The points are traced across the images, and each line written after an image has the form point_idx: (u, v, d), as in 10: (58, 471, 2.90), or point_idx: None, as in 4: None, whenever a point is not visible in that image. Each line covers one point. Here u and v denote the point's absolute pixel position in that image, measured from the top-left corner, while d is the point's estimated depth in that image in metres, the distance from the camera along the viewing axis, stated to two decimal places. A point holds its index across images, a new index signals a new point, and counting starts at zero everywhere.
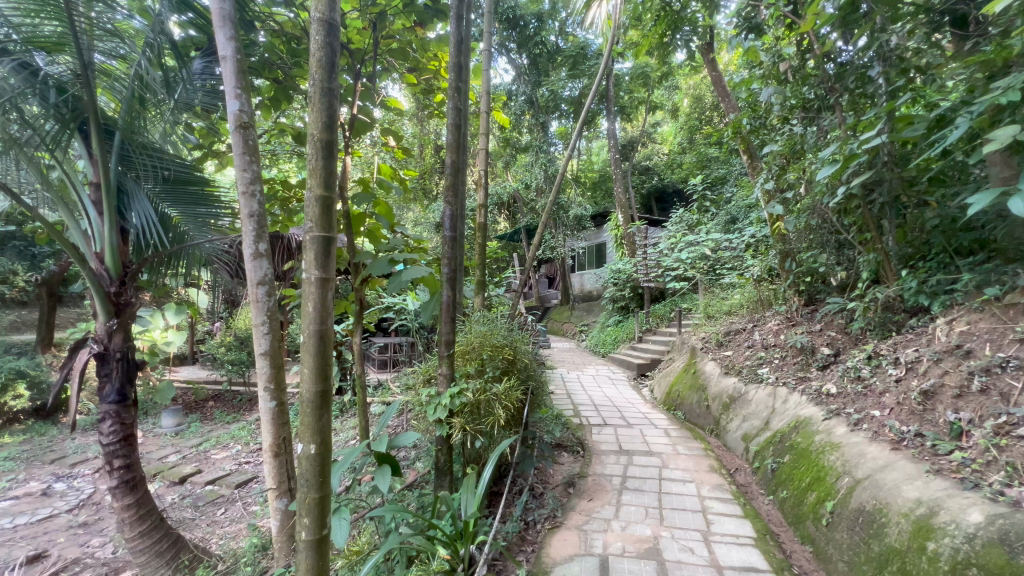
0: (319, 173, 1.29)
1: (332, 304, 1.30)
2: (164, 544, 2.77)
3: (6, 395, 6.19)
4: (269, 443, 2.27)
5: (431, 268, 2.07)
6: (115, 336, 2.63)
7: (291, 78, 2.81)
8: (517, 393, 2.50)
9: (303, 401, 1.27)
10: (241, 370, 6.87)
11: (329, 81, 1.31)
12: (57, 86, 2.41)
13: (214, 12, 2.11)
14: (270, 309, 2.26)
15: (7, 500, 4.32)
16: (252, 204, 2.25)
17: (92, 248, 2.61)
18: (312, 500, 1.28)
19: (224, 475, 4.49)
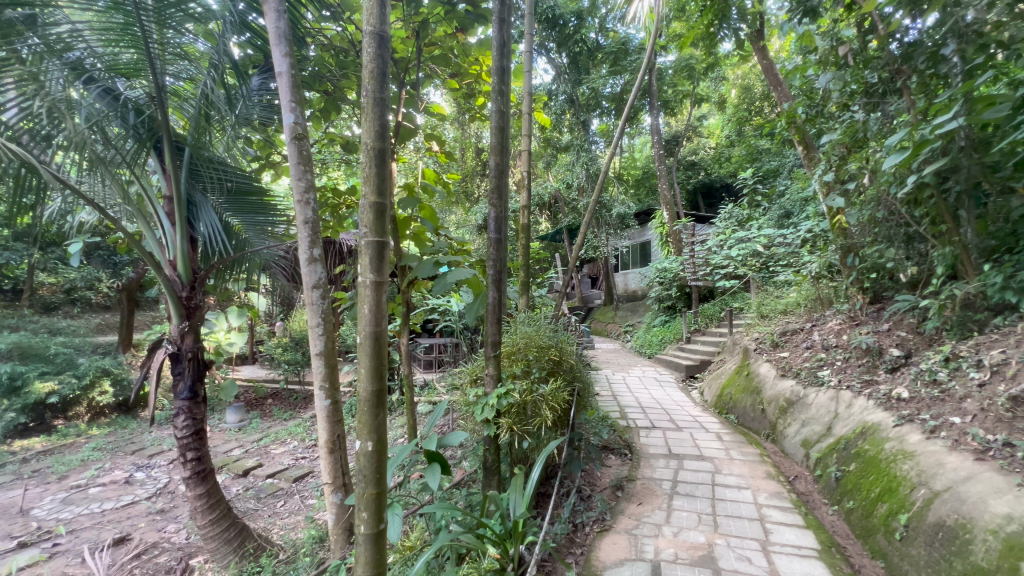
0: (372, 180, 1.33)
1: (386, 304, 1.35)
2: (231, 533, 2.96)
3: (94, 391, 6.83)
4: (324, 439, 2.38)
5: (475, 269, 2.09)
6: (187, 337, 2.83)
7: (339, 90, 2.95)
8: (563, 394, 2.50)
9: (360, 399, 1.32)
10: (297, 369, 7.24)
11: (381, 91, 1.36)
12: (135, 109, 2.67)
13: (270, 30, 2.23)
14: (324, 311, 2.36)
15: (96, 487, 4.75)
16: (307, 211, 2.36)
17: (166, 256, 2.81)
18: (370, 495, 1.33)
19: (283, 469, 4.74)
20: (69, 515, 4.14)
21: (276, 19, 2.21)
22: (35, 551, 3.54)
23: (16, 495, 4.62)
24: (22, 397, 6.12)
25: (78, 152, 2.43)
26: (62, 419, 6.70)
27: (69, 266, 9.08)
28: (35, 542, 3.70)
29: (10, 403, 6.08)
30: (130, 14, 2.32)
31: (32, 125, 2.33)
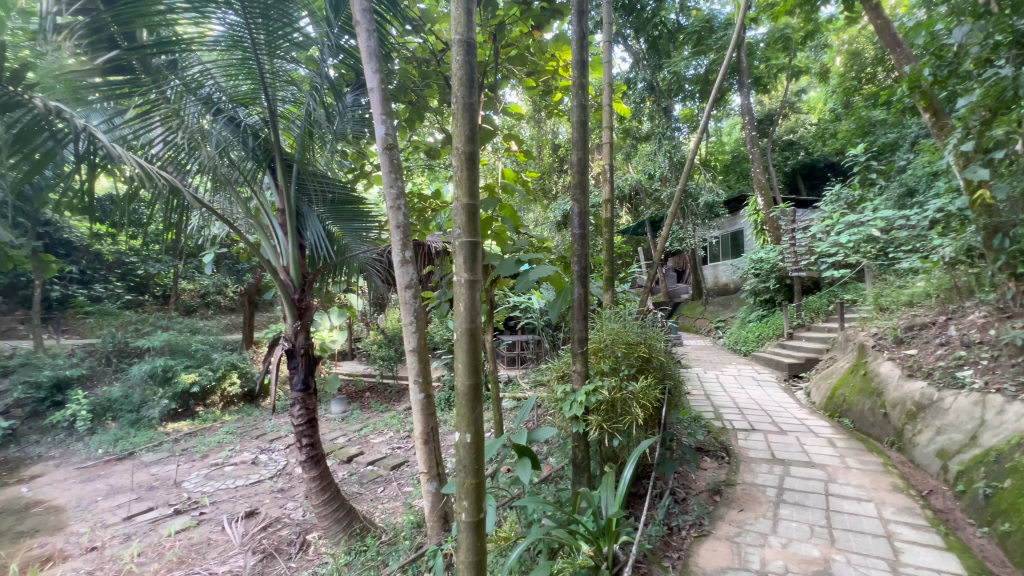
0: (465, 183, 1.39)
1: (480, 303, 1.40)
2: (340, 513, 3.25)
3: (225, 382, 7.83)
4: (420, 430, 2.52)
5: (556, 266, 2.08)
6: (299, 335, 3.13)
7: (422, 99, 3.12)
8: (654, 392, 2.42)
9: (458, 392, 1.38)
10: (391, 364, 7.75)
11: (470, 96, 1.41)
12: (253, 133, 3.02)
13: (362, 49, 2.39)
14: (417, 310, 2.49)
15: (230, 466, 5.45)
16: (399, 217, 2.51)
17: (281, 262, 3.15)
18: (469, 485, 1.38)
19: (382, 457, 5.11)
20: (210, 489, 4.80)
21: (367, 39, 2.37)
22: (187, 517, 4.15)
23: (171, 469, 5.46)
24: (173, 386, 7.20)
25: (209, 174, 2.79)
26: (201, 405, 7.69)
27: (203, 275, 10.51)
28: (187, 510, 4.34)
29: (164, 392, 7.15)
30: (248, 51, 2.60)
31: (174, 155, 2.71)
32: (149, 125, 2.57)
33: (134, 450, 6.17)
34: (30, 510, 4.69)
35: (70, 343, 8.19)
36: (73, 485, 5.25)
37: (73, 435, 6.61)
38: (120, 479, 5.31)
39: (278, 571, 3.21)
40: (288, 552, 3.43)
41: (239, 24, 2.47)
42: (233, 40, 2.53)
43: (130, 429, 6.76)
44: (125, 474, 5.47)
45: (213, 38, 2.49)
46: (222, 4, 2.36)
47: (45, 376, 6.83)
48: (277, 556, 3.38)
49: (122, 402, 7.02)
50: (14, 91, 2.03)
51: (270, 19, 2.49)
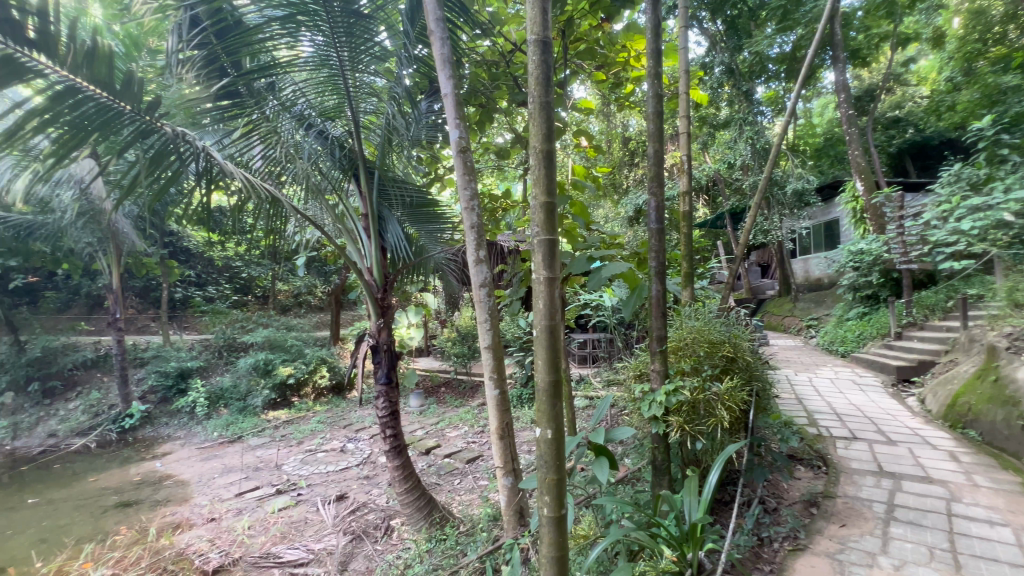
0: (542, 180, 1.39)
1: (559, 300, 1.40)
2: (421, 502, 3.41)
3: (316, 375, 8.44)
4: (496, 426, 2.58)
5: (631, 263, 2.03)
6: (382, 332, 3.32)
7: (492, 101, 3.19)
8: (741, 395, 2.28)
9: (538, 389, 1.40)
10: (465, 361, 7.99)
11: (547, 94, 1.42)
12: (340, 145, 3.26)
13: (437, 57, 2.48)
14: (491, 308, 2.55)
15: (321, 453, 5.92)
16: (473, 217, 2.58)
17: (365, 263, 3.35)
18: (550, 480, 1.40)
19: (458, 450, 5.29)
20: (306, 473, 5.25)
21: (441, 46, 2.45)
22: (287, 497, 4.58)
23: (273, 453, 6.04)
24: (273, 377, 7.96)
25: (302, 184, 3.04)
26: (296, 396, 8.28)
27: (295, 277, 11.49)
28: (287, 490, 4.78)
29: (265, 382, 7.91)
30: (334, 69, 2.79)
31: (272, 169, 2.99)
32: (251, 143, 2.86)
33: (243, 434, 6.89)
34: (163, 482, 5.42)
35: (190, 338, 9.33)
36: (195, 463, 5.99)
37: (194, 419, 7.52)
38: (232, 460, 5.97)
39: (366, 552, 3.43)
40: (375, 535, 3.66)
41: (327, 45, 2.66)
42: (322, 60, 2.72)
43: (238, 415, 7.56)
44: (235, 455, 6.14)
45: (304, 58, 2.69)
46: (311, 26, 2.55)
47: (172, 367, 7.92)
48: (365, 538, 3.62)
49: (232, 391, 7.87)
50: (149, 119, 2.35)
51: (353, 36, 2.64)
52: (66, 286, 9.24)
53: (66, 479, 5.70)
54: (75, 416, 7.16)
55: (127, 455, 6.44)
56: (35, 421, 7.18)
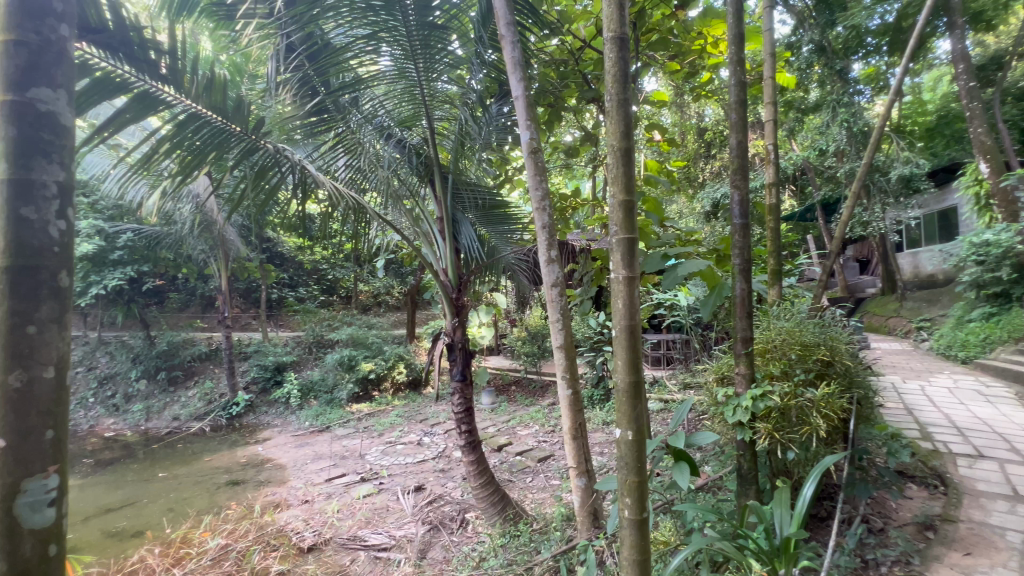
0: (620, 178, 1.38)
1: (639, 300, 1.38)
2: (495, 497, 3.49)
3: (394, 371, 8.88)
4: (568, 426, 2.57)
5: (710, 260, 1.93)
6: (457, 331, 3.43)
7: (560, 99, 3.19)
8: (840, 402, 2.09)
9: (618, 390, 1.39)
10: (535, 360, 8.04)
11: (624, 91, 1.40)
12: (417, 152, 3.42)
13: (508, 60, 2.52)
14: (563, 308, 2.55)
15: (400, 445, 6.24)
16: (544, 217, 2.60)
17: (440, 265, 3.49)
18: (632, 482, 1.38)
19: (529, 449, 5.34)
20: (387, 463, 5.56)
21: (512, 49, 2.49)
22: (371, 485, 4.89)
23: (357, 444, 6.46)
24: (356, 372, 8.52)
25: (383, 190, 3.23)
26: (377, 390, 8.76)
27: (374, 278, 12.14)
28: (370, 478, 5.10)
29: (349, 376, 8.50)
30: (413, 80, 2.92)
31: (356, 178, 3.21)
32: (337, 154, 3.09)
33: (330, 425, 7.45)
34: (264, 465, 6.01)
35: (285, 335, 10.24)
36: (290, 449, 6.57)
37: (289, 409, 8.26)
38: (323, 448, 6.48)
39: (443, 543, 3.57)
40: (451, 527, 3.79)
41: (404, 58, 2.80)
42: (400, 73, 2.87)
43: (327, 406, 8.18)
44: (324, 444, 6.65)
45: (384, 70, 2.85)
46: (391, 41, 2.70)
47: (271, 361, 8.74)
48: (442, 529, 3.77)
49: (321, 384, 8.53)
50: (254, 139, 2.64)
51: (429, 47, 2.75)
52: (185, 287, 10.50)
53: (187, 458, 6.51)
54: (194, 403, 8.17)
55: (234, 439, 7.22)
56: (163, 405, 8.26)
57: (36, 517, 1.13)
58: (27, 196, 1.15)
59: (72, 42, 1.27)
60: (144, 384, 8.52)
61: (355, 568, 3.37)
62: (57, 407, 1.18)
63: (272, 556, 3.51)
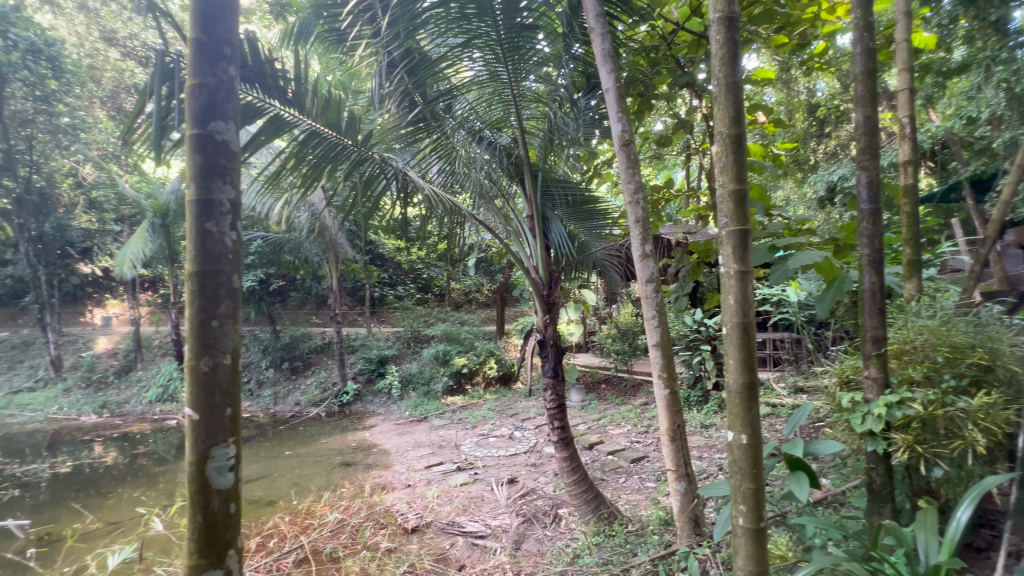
0: (730, 168, 1.38)
1: (752, 295, 1.36)
2: (589, 495, 3.47)
3: (485, 366, 9.17)
4: (666, 427, 2.48)
5: (830, 250, 1.74)
6: (549, 327, 3.46)
7: (652, 86, 3.07)
8: (1005, 414, 1.77)
9: (730, 391, 1.41)
10: (626, 358, 7.83)
11: (734, 75, 1.39)
12: (507, 152, 3.49)
13: (598, 53, 2.49)
14: (658, 304, 2.45)
15: (493, 438, 6.43)
16: (637, 211, 2.52)
17: (530, 262, 3.53)
18: (747, 489, 1.38)
19: (622, 449, 5.22)
20: (481, 455, 5.77)
21: (602, 41, 2.45)
22: (466, 474, 5.11)
23: (453, 435, 6.79)
24: (450, 366, 8.94)
25: (475, 192, 3.37)
26: (469, 384, 9.11)
27: (465, 276, 12.62)
28: (465, 468, 5.34)
29: (444, 370, 8.95)
30: (503, 82, 2.98)
31: (450, 181, 3.37)
32: (431, 160, 3.26)
33: (427, 415, 7.91)
34: (371, 449, 6.57)
35: (386, 331, 11.05)
36: (394, 436, 7.10)
37: (391, 398, 8.91)
38: (421, 436, 6.91)
39: (537, 536, 3.63)
40: (544, 521, 3.83)
41: (495, 61, 2.87)
42: (492, 76, 2.94)
43: (424, 398, 8.69)
44: (423, 433, 7.08)
45: (476, 76, 2.94)
46: (483, 47, 2.78)
47: (375, 354, 9.50)
48: (535, 522, 3.82)
49: (418, 376, 9.09)
50: (363, 151, 2.90)
51: (518, 48, 2.80)
52: (303, 287, 11.80)
53: (308, 439, 7.32)
54: (312, 390, 9.18)
55: (346, 424, 7.95)
56: (287, 391, 9.37)
57: (220, 479, 1.39)
58: (209, 212, 1.40)
59: (237, 82, 1.51)
60: (272, 372, 9.71)
61: (454, 553, 3.55)
62: (234, 389, 1.44)
63: (381, 533, 3.83)
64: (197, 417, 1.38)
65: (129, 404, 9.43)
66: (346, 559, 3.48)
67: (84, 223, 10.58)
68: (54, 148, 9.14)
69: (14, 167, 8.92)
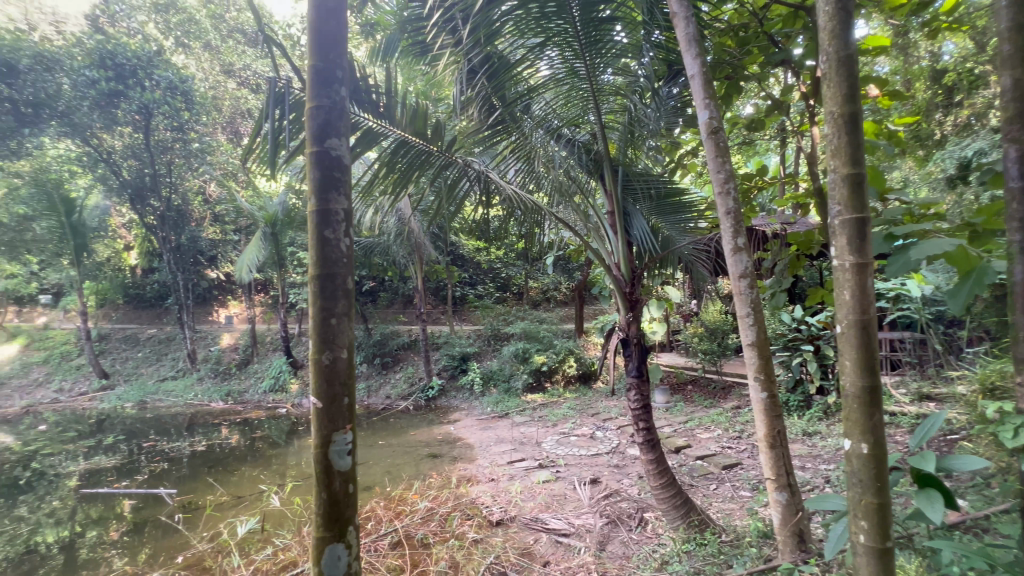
0: (844, 150, 1.29)
1: (873, 291, 1.26)
2: (678, 500, 3.32)
3: (565, 364, 9.13)
4: (763, 433, 2.31)
5: (966, 237, 1.51)
6: (631, 325, 3.37)
7: (740, 68, 2.87)
8: None
9: (848, 396, 1.30)
10: (714, 358, 7.40)
11: (846, 49, 1.29)
12: (586, 148, 3.45)
13: (681, 39, 2.38)
14: (753, 301, 2.29)
15: (574, 436, 6.40)
16: (728, 202, 2.36)
17: (612, 259, 3.46)
18: (870, 504, 1.28)
19: (712, 454, 4.94)
20: (562, 453, 5.77)
21: (686, 26, 2.35)
22: (549, 472, 5.14)
23: (533, 432, 6.85)
24: (530, 364, 9.03)
25: (555, 191, 3.38)
26: (549, 382, 9.14)
27: (543, 275, 12.67)
28: (547, 466, 5.36)
29: (524, 368, 9.05)
30: (581, 78, 2.96)
31: (527, 181, 3.41)
32: (509, 163, 3.32)
33: (509, 412, 8.07)
34: (456, 443, 6.85)
35: (467, 329, 11.43)
36: (477, 431, 7.34)
37: (473, 394, 9.21)
38: (503, 432, 7.06)
39: (623, 538, 3.55)
40: (630, 524, 3.74)
41: (572, 57, 2.86)
42: (570, 72, 2.93)
43: (505, 395, 8.86)
44: (505, 429, 7.23)
45: (555, 75, 2.95)
46: (560, 45, 2.78)
47: (457, 351, 9.87)
48: (621, 525, 3.74)
49: (499, 374, 9.29)
50: (448, 157, 3.04)
51: (596, 42, 2.77)
52: (391, 288, 12.58)
53: (398, 431, 7.79)
54: (401, 385, 9.75)
55: (432, 418, 8.35)
56: (379, 385, 10.04)
57: (341, 461, 1.54)
58: (328, 221, 1.54)
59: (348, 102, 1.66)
60: (366, 366, 10.45)
61: (539, 548, 3.59)
62: (351, 381, 1.58)
63: (468, 524, 3.97)
64: (321, 405, 1.53)
65: (248, 393, 10.65)
66: (436, 546, 3.66)
67: (210, 234, 12.14)
68: (188, 170, 10.60)
69: (159, 189, 10.39)
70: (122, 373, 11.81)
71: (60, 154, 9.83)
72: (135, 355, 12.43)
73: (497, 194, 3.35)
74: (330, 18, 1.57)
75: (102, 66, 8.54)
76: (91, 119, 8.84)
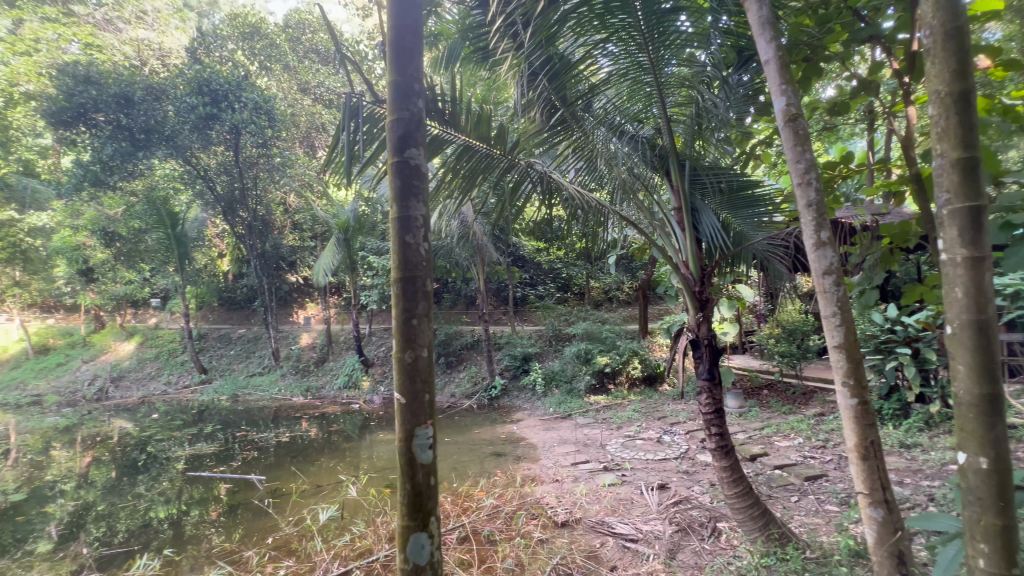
0: (952, 132, 1.17)
1: (991, 287, 1.13)
2: (756, 511, 3.12)
3: (629, 366, 8.91)
4: (853, 443, 2.12)
5: None
6: (702, 326, 3.21)
7: (820, 48, 2.67)
8: None
9: (963, 403, 1.18)
10: (793, 361, 6.90)
11: (955, 21, 1.18)
12: (650, 144, 3.35)
13: (753, 23, 2.25)
14: (841, 299, 2.11)
15: (640, 440, 6.24)
16: (809, 193, 2.20)
17: (680, 257, 3.33)
18: (992, 525, 1.14)
19: (792, 463, 4.62)
20: (628, 456, 5.65)
21: (758, 9, 2.22)
22: (614, 475, 5.05)
23: (597, 434, 6.76)
24: (592, 364, 8.90)
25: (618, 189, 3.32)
26: (613, 384, 8.97)
27: (605, 274, 12.44)
28: (612, 469, 5.27)
29: (586, 369, 8.94)
30: (644, 73, 2.89)
31: (589, 180, 3.37)
32: (570, 162, 3.30)
33: (572, 413, 8.02)
34: (519, 442, 6.91)
35: (529, 329, 11.49)
36: (540, 431, 7.36)
37: (536, 394, 9.26)
38: (566, 433, 7.02)
39: (694, 548, 3.41)
40: (702, 533, 3.58)
41: (635, 51, 2.79)
42: (633, 67, 2.87)
43: (567, 395, 8.82)
44: (568, 430, 7.19)
45: (617, 71, 2.90)
46: (623, 40, 2.74)
47: (519, 352, 9.95)
48: (692, 533, 3.59)
49: (561, 374, 9.25)
50: (510, 159, 3.09)
51: (660, 34, 2.70)
52: (454, 289, 12.93)
53: (462, 428, 8.00)
54: (465, 384, 9.99)
55: (495, 417, 8.48)
56: (444, 384, 10.35)
57: (422, 455, 1.61)
58: (407, 227, 1.62)
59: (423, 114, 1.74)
60: None
61: (605, 552, 3.54)
62: (429, 379, 1.64)
63: (533, 523, 4.00)
64: (404, 402, 1.61)
65: (325, 388, 11.40)
66: (501, 543, 3.72)
67: (291, 241, 13.13)
68: (271, 182, 11.53)
69: (247, 202, 11.40)
70: (218, 369, 13.08)
71: (166, 174, 11.09)
72: (229, 351, 13.73)
73: (559, 195, 3.35)
74: (405, 35, 1.66)
75: (199, 93, 9.53)
76: (191, 140, 9.85)
